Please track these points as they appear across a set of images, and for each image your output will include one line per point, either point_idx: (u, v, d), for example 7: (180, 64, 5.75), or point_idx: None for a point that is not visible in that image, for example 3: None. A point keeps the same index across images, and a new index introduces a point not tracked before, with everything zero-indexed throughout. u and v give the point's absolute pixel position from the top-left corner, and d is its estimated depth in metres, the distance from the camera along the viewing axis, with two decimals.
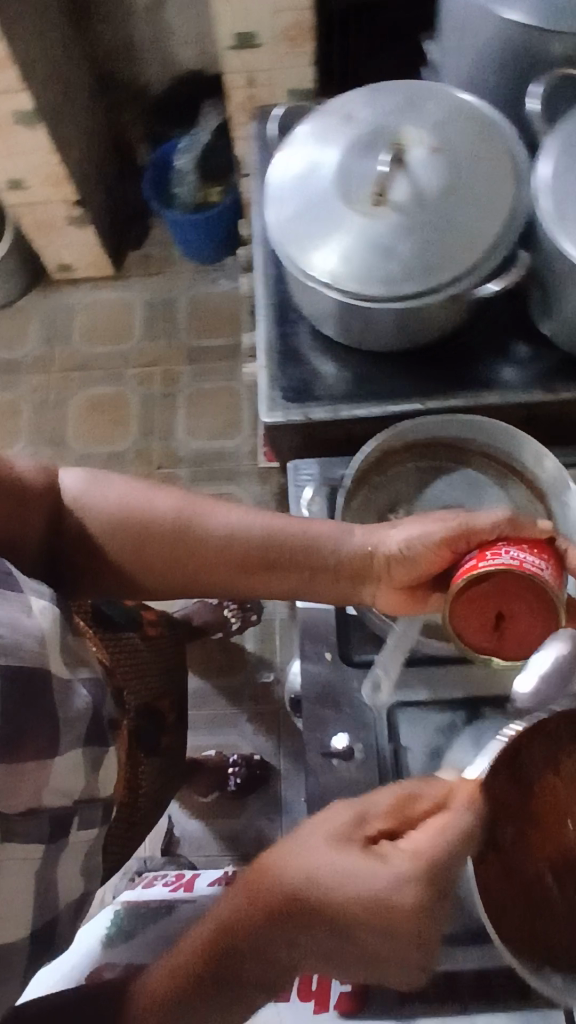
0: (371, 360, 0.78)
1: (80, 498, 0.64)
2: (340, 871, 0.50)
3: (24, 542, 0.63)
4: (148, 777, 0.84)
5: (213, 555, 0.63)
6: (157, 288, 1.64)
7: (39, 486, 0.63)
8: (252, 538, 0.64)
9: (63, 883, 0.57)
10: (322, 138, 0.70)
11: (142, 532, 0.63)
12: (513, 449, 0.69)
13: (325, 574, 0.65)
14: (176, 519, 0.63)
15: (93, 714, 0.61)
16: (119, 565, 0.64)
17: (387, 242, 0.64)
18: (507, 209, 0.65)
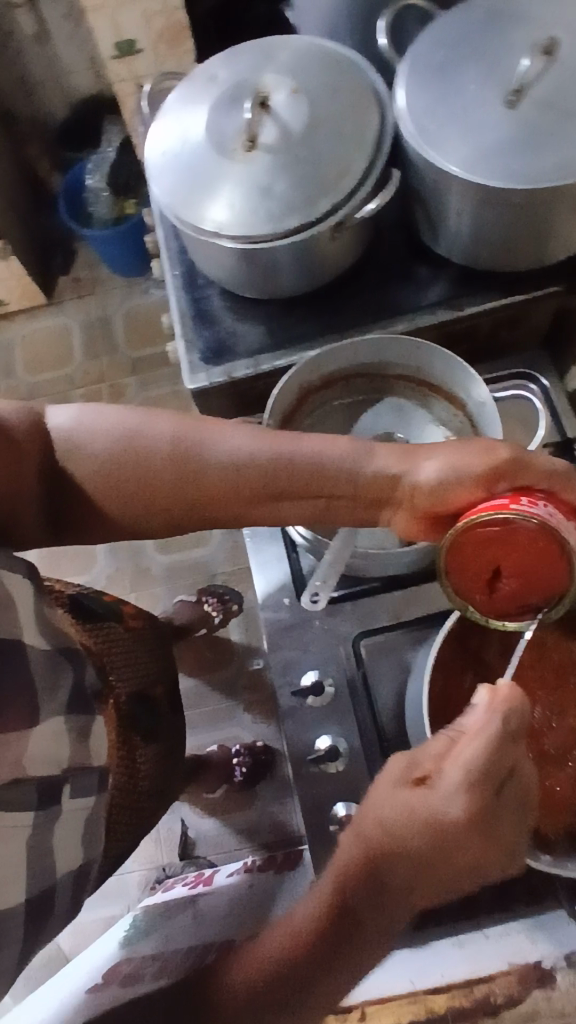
0: (282, 309, 0.80)
1: (76, 434, 0.56)
2: (404, 814, 0.50)
3: (14, 496, 0.55)
4: (148, 765, 0.77)
5: (224, 484, 0.55)
6: (91, 309, 1.66)
7: (25, 434, 0.55)
8: (260, 463, 0.55)
9: (60, 854, 0.60)
10: (189, 104, 0.73)
11: (143, 467, 0.55)
12: (423, 361, 0.71)
13: (340, 485, 0.55)
14: (167, 451, 0.55)
15: (72, 684, 0.61)
16: (124, 507, 0.56)
17: (265, 182, 0.67)
18: (371, 134, 0.68)
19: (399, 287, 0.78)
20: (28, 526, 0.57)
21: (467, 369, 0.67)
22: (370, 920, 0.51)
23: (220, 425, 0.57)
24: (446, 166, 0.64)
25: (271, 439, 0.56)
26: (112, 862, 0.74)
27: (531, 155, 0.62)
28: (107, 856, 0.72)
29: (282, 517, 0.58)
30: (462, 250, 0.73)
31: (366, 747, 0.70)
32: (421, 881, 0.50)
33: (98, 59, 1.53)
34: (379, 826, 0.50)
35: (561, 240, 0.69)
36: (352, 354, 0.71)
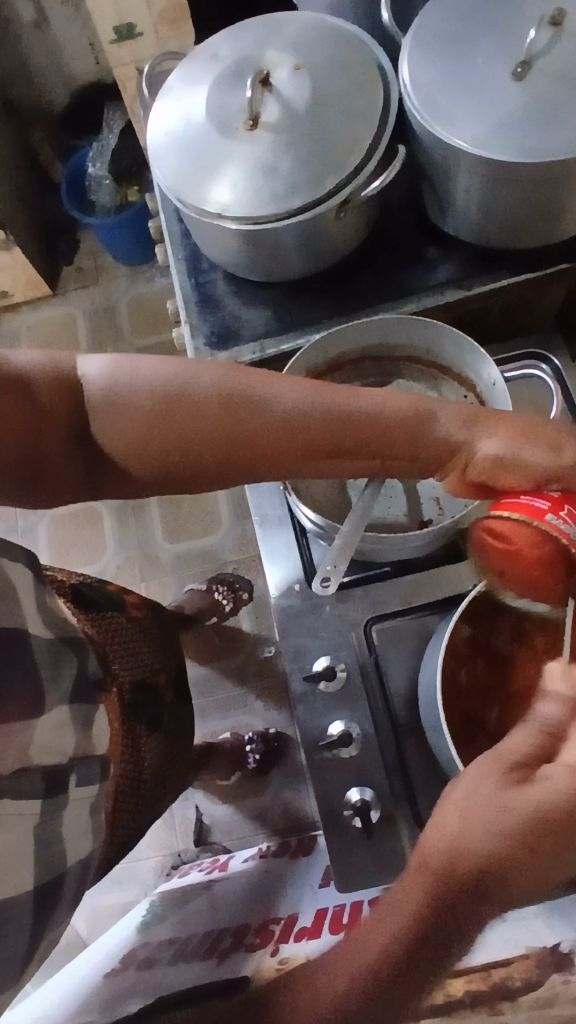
0: (288, 292, 0.79)
1: (114, 382, 0.53)
2: (516, 813, 0.44)
3: (49, 447, 0.53)
4: (153, 754, 0.77)
5: (272, 434, 0.53)
6: (95, 298, 1.65)
7: (53, 390, 0.52)
8: (314, 415, 0.53)
9: (69, 843, 0.61)
10: (190, 84, 0.72)
11: (184, 415, 0.52)
12: (433, 341, 0.69)
13: (397, 439, 0.54)
14: (215, 402, 0.52)
15: (77, 670, 0.62)
16: (164, 460, 0.54)
17: (269, 162, 0.65)
18: (376, 110, 0.66)
19: (407, 268, 0.77)
20: (64, 480, 0.55)
21: (477, 348, 0.65)
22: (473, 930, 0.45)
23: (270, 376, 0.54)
24: (454, 142, 0.62)
25: (326, 394, 0.54)
26: (113, 853, 0.75)
27: (540, 129, 0.60)
28: (111, 844, 0.72)
29: (334, 469, 0.56)
30: (471, 228, 0.72)
31: (379, 732, 0.69)
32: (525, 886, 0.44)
33: (97, 44, 1.51)
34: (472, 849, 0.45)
35: (572, 216, 0.68)
36: (359, 336, 0.70)
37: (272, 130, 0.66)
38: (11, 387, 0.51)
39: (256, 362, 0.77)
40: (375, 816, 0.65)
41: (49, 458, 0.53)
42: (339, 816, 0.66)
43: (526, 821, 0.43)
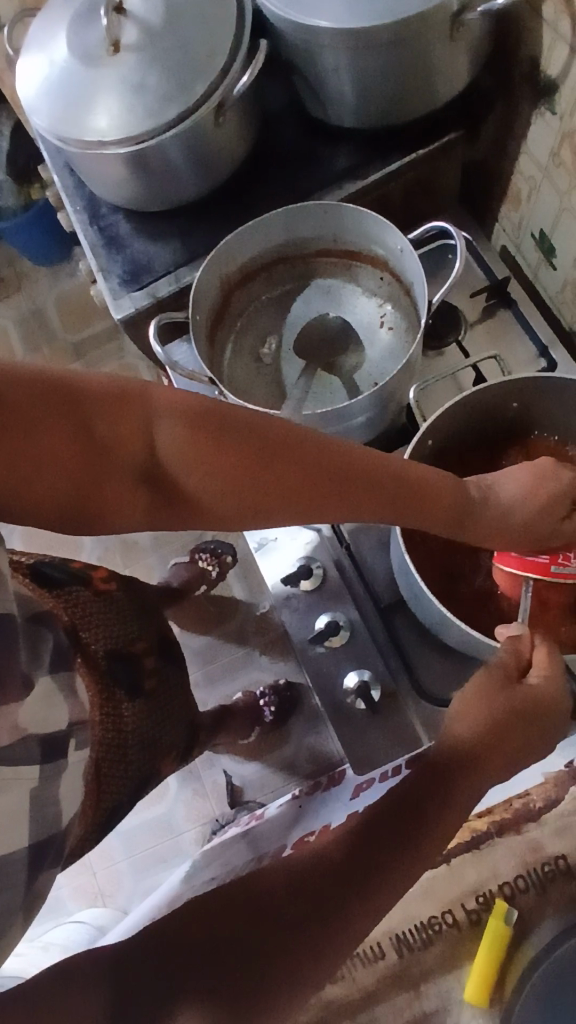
0: (190, 219, 0.79)
1: (203, 417, 0.43)
2: (501, 695, 0.53)
3: (102, 486, 0.43)
4: (135, 719, 0.76)
5: (359, 497, 0.47)
6: (21, 303, 1.63)
7: (121, 429, 0.42)
8: (392, 474, 0.48)
9: (64, 803, 0.59)
10: (50, 29, 0.72)
11: (272, 464, 0.44)
12: (337, 225, 0.70)
13: (460, 507, 0.52)
14: (294, 451, 0.45)
15: (53, 644, 0.61)
16: (233, 511, 0.45)
17: (136, 80, 0.66)
18: (231, 11, 0.67)
19: (303, 171, 0.77)
20: (109, 522, 0.45)
21: (379, 219, 0.66)
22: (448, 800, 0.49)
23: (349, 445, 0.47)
24: (314, 22, 0.63)
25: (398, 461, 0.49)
26: (102, 823, 0.72)
27: None
28: (99, 811, 0.69)
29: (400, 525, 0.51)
30: (353, 114, 0.72)
31: (366, 619, 0.70)
32: (503, 762, 0.51)
33: None
34: (459, 733, 0.52)
35: (445, 79, 0.69)
36: (263, 236, 0.70)
37: (136, 50, 0.66)
38: (71, 418, 0.40)
39: (174, 291, 0.77)
40: (377, 694, 0.66)
41: (100, 500, 0.43)
42: (341, 701, 0.67)
43: (510, 704, 0.52)
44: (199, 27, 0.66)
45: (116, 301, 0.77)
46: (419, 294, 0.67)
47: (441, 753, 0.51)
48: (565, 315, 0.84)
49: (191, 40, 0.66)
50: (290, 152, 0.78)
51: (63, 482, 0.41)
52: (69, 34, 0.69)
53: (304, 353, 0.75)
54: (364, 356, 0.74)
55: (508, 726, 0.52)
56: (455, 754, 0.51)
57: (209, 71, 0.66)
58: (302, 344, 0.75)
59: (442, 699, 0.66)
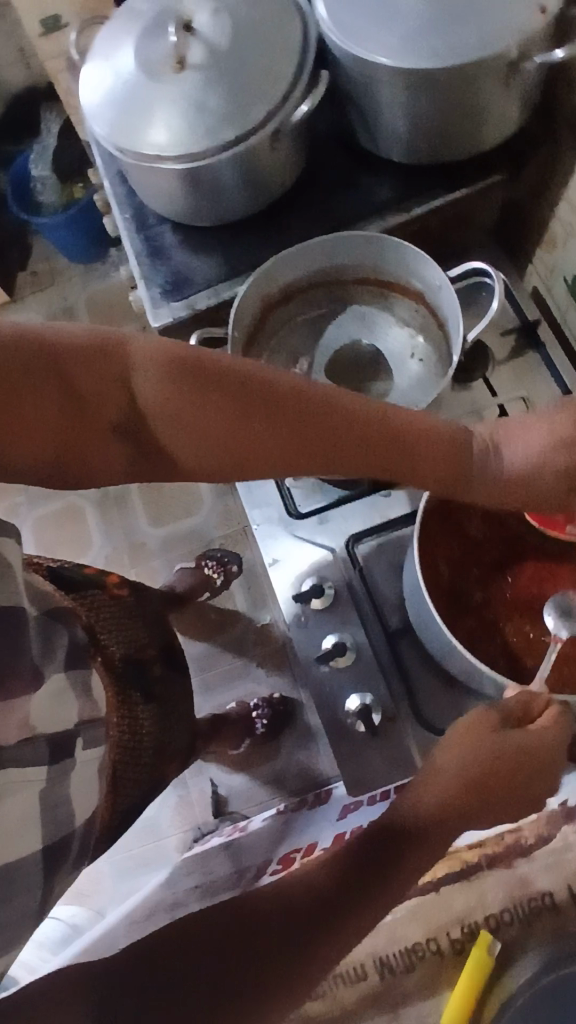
0: (234, 236, 0.81)
1: (176, 365, 0.45)
2: (504, 746, 0.53)
3: (83, 438, 0.44)
4: (150, 723, 0.77)
5: (341, 446, 0.48)
6: (53, 300, 1.66)
7: (98, 379, 0.43)
8: (378, 416, 0.49)
9: (76, 803, 0.61)
10: (117, 41, 0.74)
11: (250, 415, 0.46)
12: (378, 256, 0.71)
13: (455, 455, 0.51)
14: (274, 394, 0.46)
15: (69, 642, 0.62)
16: (212, 460, 0.47)
17: (199, 99, 0.67)
18: (296, 41, 0.69)
19: (349, 198, 0.79)
20: (96, 475, 0.47)
21: (420, 254, 0.67)
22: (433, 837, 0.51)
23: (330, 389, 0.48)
24: (373, 58, 0.65)
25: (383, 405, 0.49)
26: (115, 826, 0.73)
27: (450, 32, 0.63)
28: (114, 814, 0.72)
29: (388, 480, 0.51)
30: (403, 148, 0.74)
31: (373, 642, 0.71)
32: (489, 808, 0.52)
33: (27, 50, 1.55)
34: (447, 774, 0.52)
35: (493, 121, 0.70)
36: (306, 260, 0.72)
37: (201, 70, 0.68)
38: (47, 370, 0.42)
39: (212, 305, 0.79)
40: (378, 718, 0.67)
41: (78, 450, 0.44)
42: (342, 721, 0.68)
43: (515, 754, 0.52)
44: (264, 52, 0.68)
45: (156, 311, 0.79)
46: (453, 331, 0.68)
47: (430, 791, 0.52)
48: None
49: (256, 65, 0.68)
50: (337, 179, 0.80)
51: (44, 433, 0.43)
52: (137, 48, 0.71)
53: (335, 377, 0.77)
54: (392, 385, 0.75)
55: (507, 774, 0.52)
56: (442, 793, 0.51)
57: (269, 95, 0.67)
58: (334, 367, 0.77)
59: (439, 727, 0.66)
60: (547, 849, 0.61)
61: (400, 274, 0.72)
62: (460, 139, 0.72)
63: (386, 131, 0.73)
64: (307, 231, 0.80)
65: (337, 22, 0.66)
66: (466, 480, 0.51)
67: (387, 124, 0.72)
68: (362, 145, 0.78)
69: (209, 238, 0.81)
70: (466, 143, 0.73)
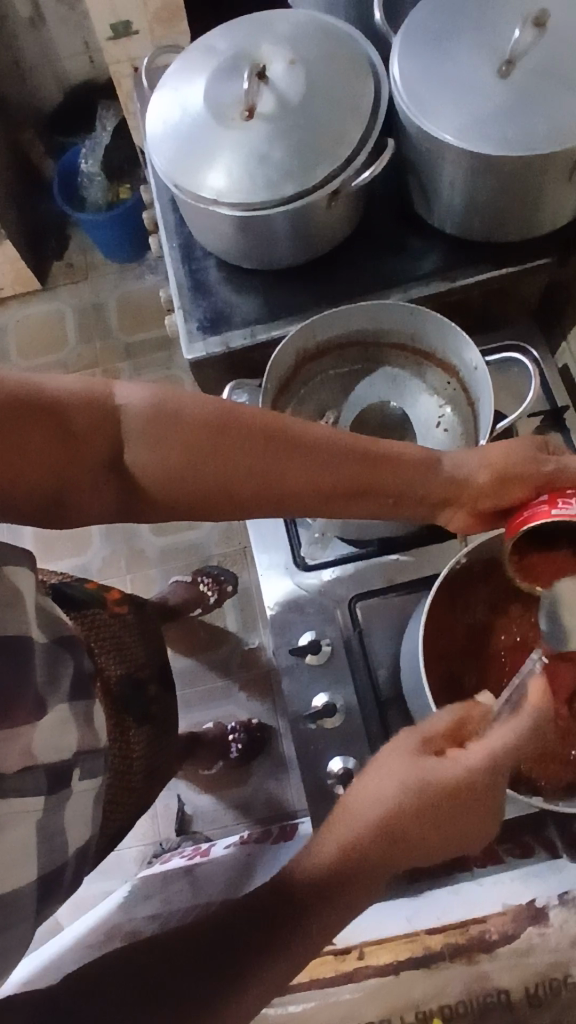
0: (278, 280, 0.81)
1: (156, 407, 0.51)
2: (425, 780, 0.50)
3: (81, 472, 0.51)
4: (142, 748, 0.76)
5: (311, 478, 0.53)
6: (84, 294, 1.66)
7: (88, 422, 0.49)
8: (355, 452, 0.54)
9: (71, 832, 0.59)
10: (187, 76, 0.74)
11: (224, 447, 0.51)
12: (418, 327, 0.72)
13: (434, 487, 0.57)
14: (256, 429, 0.52)
15: (74, 669, 0.62)
16: (194, 491, 0.52)
17: (263, 151, 0.68)
18: (365, 104, 0.69)
19: (397, 260, 0.80)
20: (89, 507, 0.53)
21: (460, 334, 0.68)
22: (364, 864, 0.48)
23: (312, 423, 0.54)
24: (441, 136, 0.65)
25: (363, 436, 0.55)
26: (106, 846, 0.72)
27: (520, 123, 0.64)
28: (106, 834, 0.70)
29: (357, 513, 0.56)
30: (456, 220, 0.75)
31: (363, 705, 0.71)
32: (426, 836, 0.50)
33: (92, 45, 1.55)
34: (384, 795, 0.50)
35: (551, 210, 0.71)
36: (346, 319, 0.72)
37: (268, 121, 0.69)
38: (39, 416, 0.47)
39: (247, 346, 0.79)
40: None
41: (76, 483, 0.51)
42: (322, 782, 0.69)
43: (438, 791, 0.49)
44: (332, 112, 0.69)
45: (191, 345, 0.80)
46: (483, 414, 0.68)
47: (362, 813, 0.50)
48: None
49: (322, 124, 0.68)
50: (387, 239, 0.81)
51: (41, 473, 0.48)
52: (205, 88, 0.72)
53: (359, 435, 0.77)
54: None
55: (427, 814, 0.49)
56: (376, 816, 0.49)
57: (333, 156, 0.68)
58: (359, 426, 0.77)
59: None
60: (511, 948, 0.57)
61: (436, 345, 0.73)
62: (515, 222, 0.73)
63: (443, 202, 0.74)
64: (350, 285, 0.80)
65: (410, 93, 0.67)
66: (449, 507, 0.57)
67: (445, 197, 0.73)
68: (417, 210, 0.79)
69: (253, 279, 0.82)
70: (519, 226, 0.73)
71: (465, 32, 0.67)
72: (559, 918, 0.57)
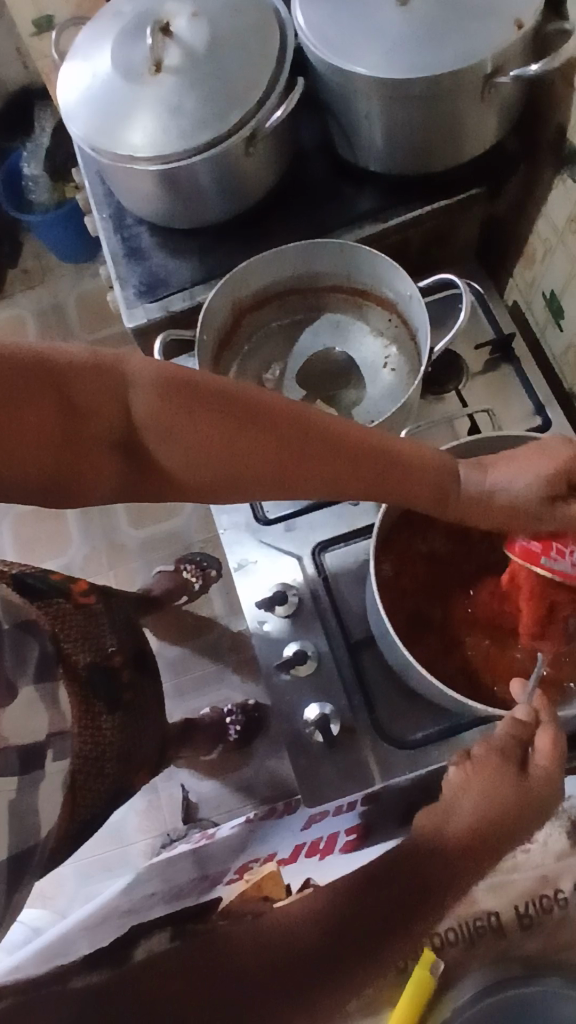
0: (212, 241, 0.80)
1: (168, 384, 0.47)
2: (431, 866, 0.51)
3: (83, 451, 0.48)
4: (115, 732, 0.76)
5: (327, 466, 0.51)
6: (42, 297, 1.66)
7: (94, 400, 0.47)
8: (371, 446, 0.51)
9: (42, 812, 0.60)
10: (95, 43, 0.73)
11: (241, 434, 0.48)
12: (351, 266, 0.71)
13: (443, 484, 0.54)
14: (271, 426, 0.49)
15: (39, 653, 0.63)
16: (201, 478, 0.50)
17: (174, 102, 0.67)
18: (273, 47, 0.69)
19: (327, 207, 0.79)
20: (85, 486, 0.50)
21: (390, 266, 0.67)
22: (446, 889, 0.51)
23: (328, 416, 0.51)
24: (352, 68, 0.65)
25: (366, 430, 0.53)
26: (76, 837, 0.71)
27: (427, 46, 0.63)
28: (74, 823, 0.69)
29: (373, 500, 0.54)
30: (380, 159, 0.75)
31: (335, 650, 0.70)
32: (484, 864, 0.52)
33: (23, 50, 1.55)
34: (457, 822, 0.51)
35: (471, 133, 0.70)
36: (279, 266, 0.71)
37: (177, 74, 0.68)
38: (46, 388, 0.44)
39: (187, 307, 0.78)
40: (336, 729, 0.66)
41: (76, 463, 0.48)
42: (300, 733, 0.67)
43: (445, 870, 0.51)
44: (240, 57, 0.68)
45: (129, 310, 0.79)
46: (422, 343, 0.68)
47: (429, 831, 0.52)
48: (565, 375, 0.85)
49: (232, 69, 0.68)
50: (317, 187, 0.80)
51: (42, 447, 0.46)
52: (113, 50, 0.71)
53: (305, 384, 0.76)
54: (363, 393, 0.75)
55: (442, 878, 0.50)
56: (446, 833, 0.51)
57: (247, 96, 0.67)
58: (305, 374, 0.77)
59: (399, 742, 0.66)
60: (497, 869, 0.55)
61: (373, 282, 0.72)
62: (440, 155, 0.73)
63: (364, 139, 0.73)
64: (284, 236, 0.79)
65: (316, 31, 0.67)
66: (447, 503, 0.54)
67: (366, 133, 0.72)
68: (343, 152, 0.78)
69: (186, 240, 0.81)
70: (444, 157, 0.73)
71: None
72: (545, 834, 0.55)
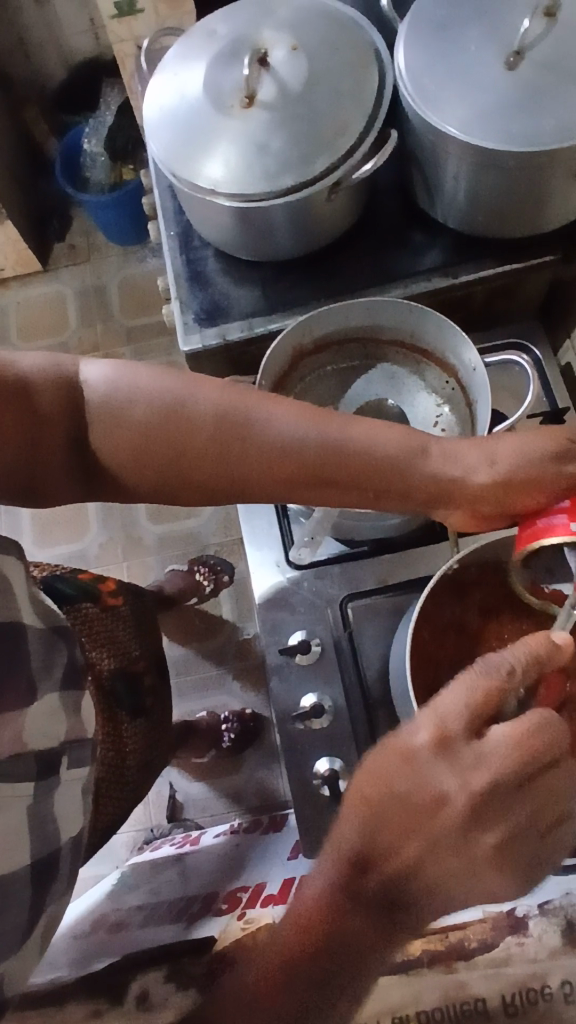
0: (276, 272, 0.80)
1: (110, 391, 0.55)
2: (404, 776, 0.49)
3: (51, 458, 0.55)
4: (139, 741, 0.78)
5: (265, 465, 0.56)
6: (86, 276, 1.65)
7: (56, 405, 0.53)
8: (310, 442, 0.56)
9: (61, 819, 0.57)
10: (187, 60, 0.71)
11: (184, 433, 0.55)
12: (416, 324, 0.71)
13: (394, 474, 0.58)
14: (208, 418, 0.55)
15: (67, 659, 0.61)
16: (155, 478, 0.57)
17: (262, 138, 0.66)
18: (370, 94, 0.68)
19: (397, 255, 0.78)
20: (58, 490, 0.57)
21: (458, 333, 0.67)
22: (404, 901, 0.49)
23: (279, 414, 0.56)
24: (445, 128, 0.63)
25: (319, 422, 0.57)
26: (96, 842, 0.73)
27: (529, 120, 0.62)
28: (96, 829, 0.72)
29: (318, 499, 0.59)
30: (459, 216, 0.74)
31: (351, 706, 0.71)
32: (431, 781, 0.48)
33: (97, 23, 1.52)
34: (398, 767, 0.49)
35: (558, 201, 0.69)
36: (345, 315, 0.71)
37: (268, 109, 0.67)
38: (18, 398, 0.52)
39: (244, 338, 0.78)
40: (344, 785, 0.68)
41: (45, 467, 0.55)
42: (309, 784, 0.69)
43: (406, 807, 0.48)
44: (330, 97, 0.67)
45: (186, 333, 0.79)
46: (481, 416, 0.67)
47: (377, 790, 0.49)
48: None
49: (322, 108, 0.67)
50: (387, 233, 0.79)
51: (20, 458, 0.53)
52: (204, 70, 0.70)
53: None
54: None
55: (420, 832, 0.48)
56: (410, 790, 0.49)
57: (338, 141, 0.66)
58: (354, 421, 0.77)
59: None
60: (489, 958, 0.55)
61: (431, 340, 0.72)
62: (523, 221, 0.71)
63: (447, 197, 0.72)
64: (348, 277, 0.79)
65: (416, 80, 0.65)
66: (406, 494, 0.58)
67: (451, 190, 0.71)
68: (422, 203, 0.77)
69: (250, 267, 0.80)
70: (528, 223, 0.72)
71: (473, 21, 0.64)
72: (539, 928, 0.56)
